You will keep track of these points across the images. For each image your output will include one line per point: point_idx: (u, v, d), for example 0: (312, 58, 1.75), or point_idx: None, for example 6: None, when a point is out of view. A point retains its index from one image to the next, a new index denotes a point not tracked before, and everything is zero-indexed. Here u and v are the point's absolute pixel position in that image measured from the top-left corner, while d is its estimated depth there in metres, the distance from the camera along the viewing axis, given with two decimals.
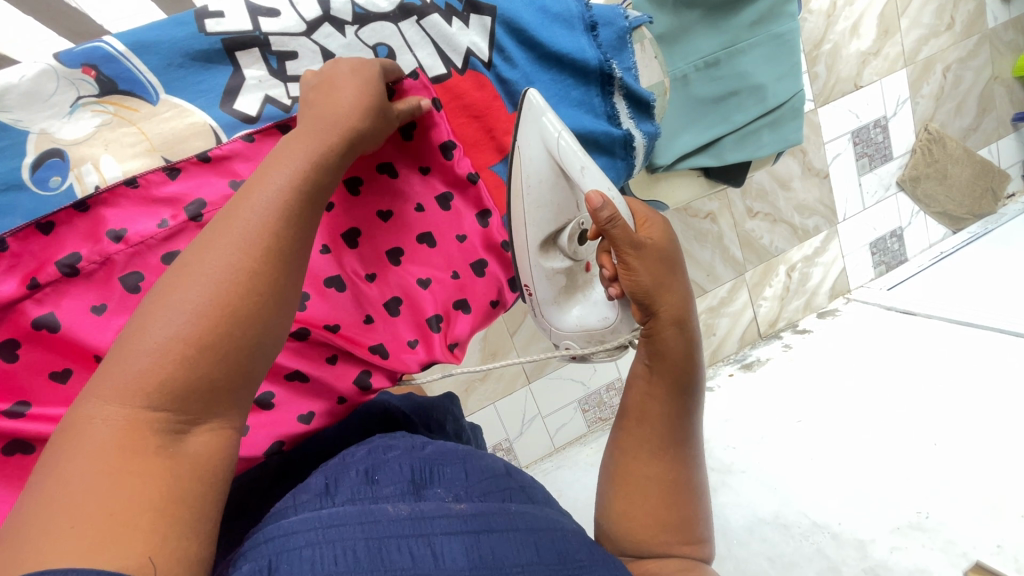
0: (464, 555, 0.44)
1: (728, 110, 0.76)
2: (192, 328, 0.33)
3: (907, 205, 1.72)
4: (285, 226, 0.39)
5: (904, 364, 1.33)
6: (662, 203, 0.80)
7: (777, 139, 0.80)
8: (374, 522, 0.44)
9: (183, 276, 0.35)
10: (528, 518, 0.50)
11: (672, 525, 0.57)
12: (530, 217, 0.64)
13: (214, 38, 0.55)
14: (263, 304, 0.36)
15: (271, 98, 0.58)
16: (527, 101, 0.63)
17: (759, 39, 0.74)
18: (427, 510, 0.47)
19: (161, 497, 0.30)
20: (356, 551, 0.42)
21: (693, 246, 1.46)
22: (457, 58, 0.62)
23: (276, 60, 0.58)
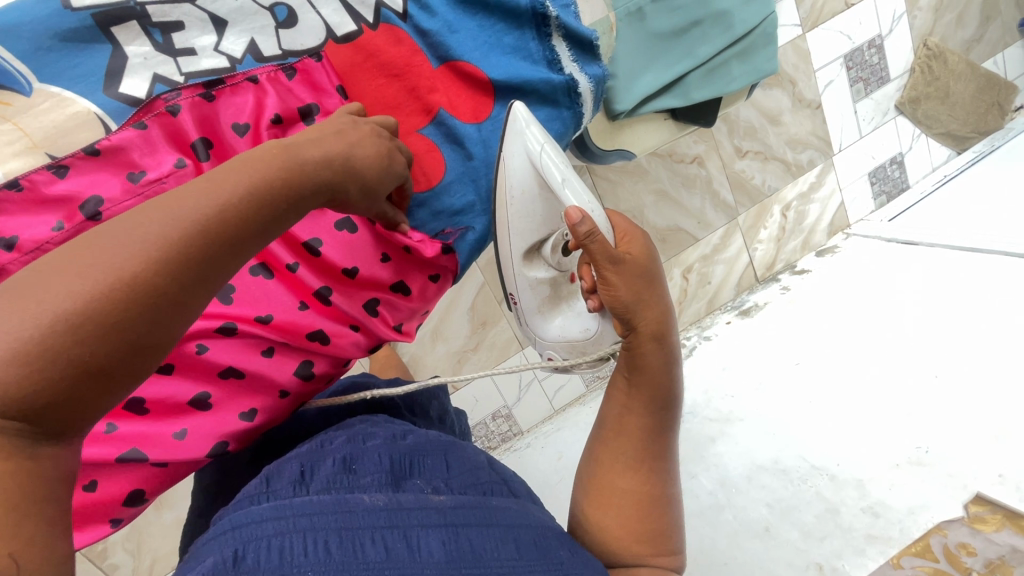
0: (442, 550, 0.44)
1: (688, 43, 0.70)
2: (58, 332, 0.31)
3: (907, 129, 1.63)
4: (197, 254, 0.37)
5: (908, 297, 1.29)
6: (628, 153, 0.75)
7: (748, 70, 0.73)
8: (350, 512, 0.43)
9: (74, 274, 0.33)
10: (509, 513, 0.50)
11: (646, 536, 0.56)
12: (514, 227, 0.64)
13: (82, 13, 0.51)
14: (148, 334, 0.35)
15: (159, 77, 0.54)
16: (512, 114, 0.60)
17: None
18: (404, 501, 0.46)
19: (16, 499, 0.30)
20: (329, 543, 0.41)
21: (681, 193, 1.40)
22: (367, 11, 0.58)
23: (160, 34, 0.54)
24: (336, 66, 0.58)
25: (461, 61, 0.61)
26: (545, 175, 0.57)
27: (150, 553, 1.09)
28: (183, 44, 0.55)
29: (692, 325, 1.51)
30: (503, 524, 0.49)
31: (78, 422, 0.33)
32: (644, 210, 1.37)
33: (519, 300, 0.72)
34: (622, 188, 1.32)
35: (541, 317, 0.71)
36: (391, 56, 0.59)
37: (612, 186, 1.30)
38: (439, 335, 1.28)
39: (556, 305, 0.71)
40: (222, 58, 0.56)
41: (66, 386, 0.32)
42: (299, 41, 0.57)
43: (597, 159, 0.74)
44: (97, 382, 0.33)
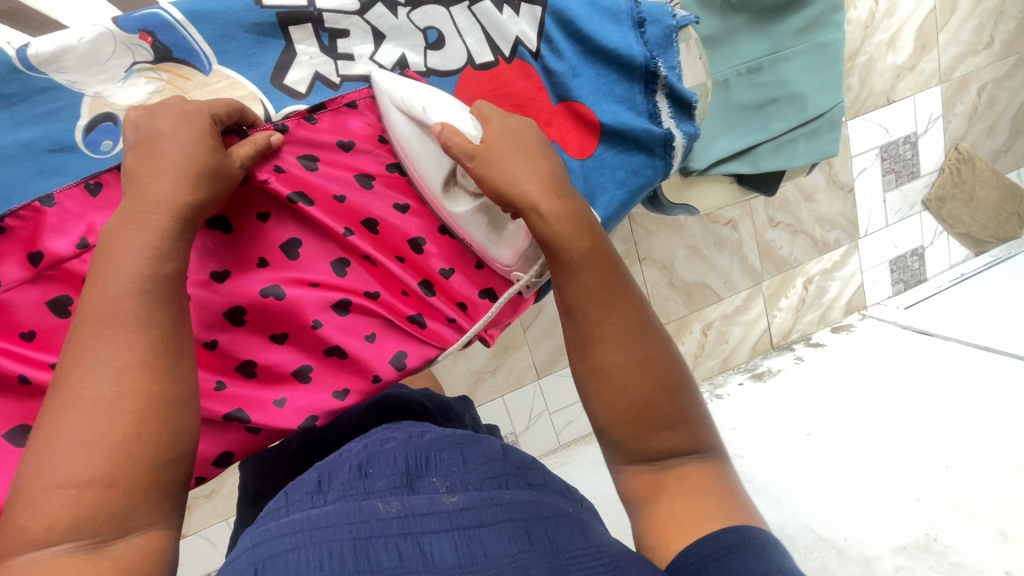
0: (451, 552, 0.42)
1: (765, 117, 0.75)
2: (92, 443, 0.39)
3: (931, 224, 1.70)
4: (143, 335, 0.43)
5: (919, 387, 1.33)
6: (692, 209, 0.79)
7: (813, 149, 0.78)
8: (362, 521, 0.43)
9: (61, 422, 0.40)
10: (525, 508, 0.47)
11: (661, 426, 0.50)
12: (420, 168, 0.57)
13: (269, 11, 0.57)
14: (147, 419, 0.41)
15: (320, 76, 0.59)
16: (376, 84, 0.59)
17: (802, 47, 0.74)
18: (416, 505, 0.45)
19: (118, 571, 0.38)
20: (341, 553, 0.41)
21: (711, 252, 1.45)
22: (505, 46, 0.63)
23: (327, 37, 0.59)
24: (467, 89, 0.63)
25: (577, 102, 0.65)
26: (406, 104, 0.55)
27: None
28: (346, 49, 0.60)
29: (704, 381, 1.53)
30: (516, 518, 0.45)
31: (140, 518, 0.40)
32: (675, 262, 1.41)
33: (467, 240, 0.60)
34: (658, 238, 1.37)
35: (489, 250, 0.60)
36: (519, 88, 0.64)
37: (648, 234, 1.35)
38: (462, 353, 1.30)
39: (503, 222, 0.59)
40: (374, 66, 0.61)
41: (121, 468, 0.40)
42: (442, 62, 0.63)
43: (665, 211, 0.78)
44: (137, 475, 0.40)
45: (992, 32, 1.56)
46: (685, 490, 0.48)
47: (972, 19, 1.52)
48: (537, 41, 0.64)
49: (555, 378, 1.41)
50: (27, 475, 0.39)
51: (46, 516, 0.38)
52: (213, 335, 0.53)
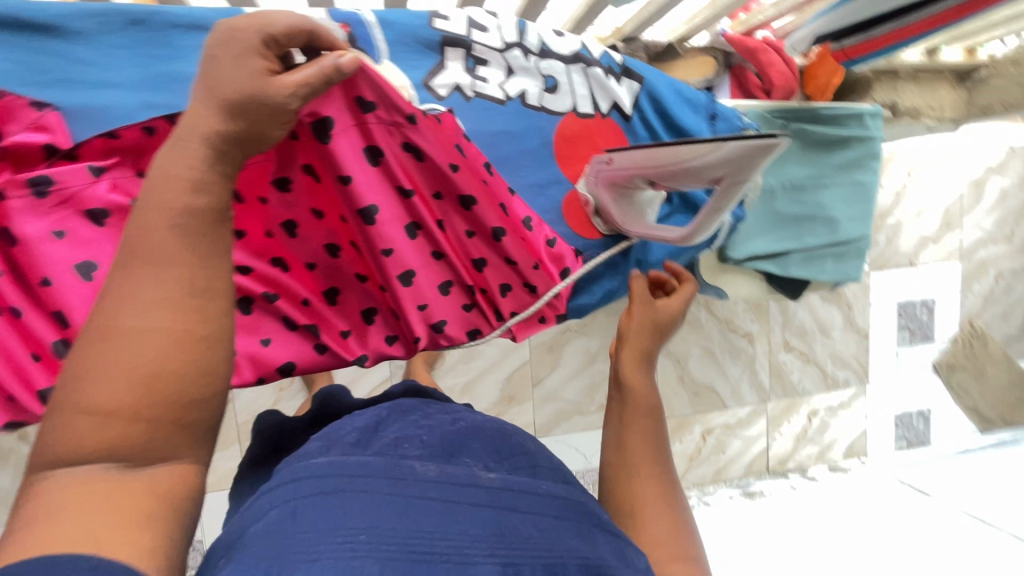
0: (486, 526, 0.42)
1: (802, 230, 0.85)
2: (121, 367, 0.33)
3: (939, 390, 1.74)
4: (178, 263, 0.35)
5: (907, 543, 1.33)
6: (723, 293, 0.87)
7: (838, 269, 0.88)
8: (402, 478, 0.43)
9: (90, 350, 0.33)
10: (556, 502, 0.47)
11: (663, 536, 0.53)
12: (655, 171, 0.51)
13: (436, 32, 0.58)
14: (175, 349, 0.35)
15: (457, 88, 0.58)
16: (726, 148, 0.42)
17: (841, 180, 0.85)
18: (454, 475, 0.45)
19: (142, 504, 0.34)
20: (382, 505, 0.41)
21: (725, 358, 1.51)
22: (604, 105, 0.65)
23: (472, 63, 0.59)
24: (566, 129, 0.64)
25: None
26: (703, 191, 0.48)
27: None
28: (482, 75, 0.60)
29: (694, 487, 1.53)
30: (547, 513, 0.46)
31: (166, 449, 0.35)
32: (689, 360, 1.48)
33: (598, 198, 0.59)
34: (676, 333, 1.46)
35: (625, 231, 0.60)
36: (603, 144, 0.66)
37: None
38: (469, 389, 1.35)
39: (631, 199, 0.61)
40: (500, 93, 0.60)
41: (152, 399, 0.34)
42: (554, 108, 0.63)
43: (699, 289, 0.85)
44: (170, 404, 0.35)
45: (1013, 229, 1.71)
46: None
47: (996, 213, 1.67)
48: (630, 109, 0.67)
49: (550, 442, 1.42)
50: (59, 391, 0.33)
51: (72, 443, 0.33)
52: (308, 262, 0.57)
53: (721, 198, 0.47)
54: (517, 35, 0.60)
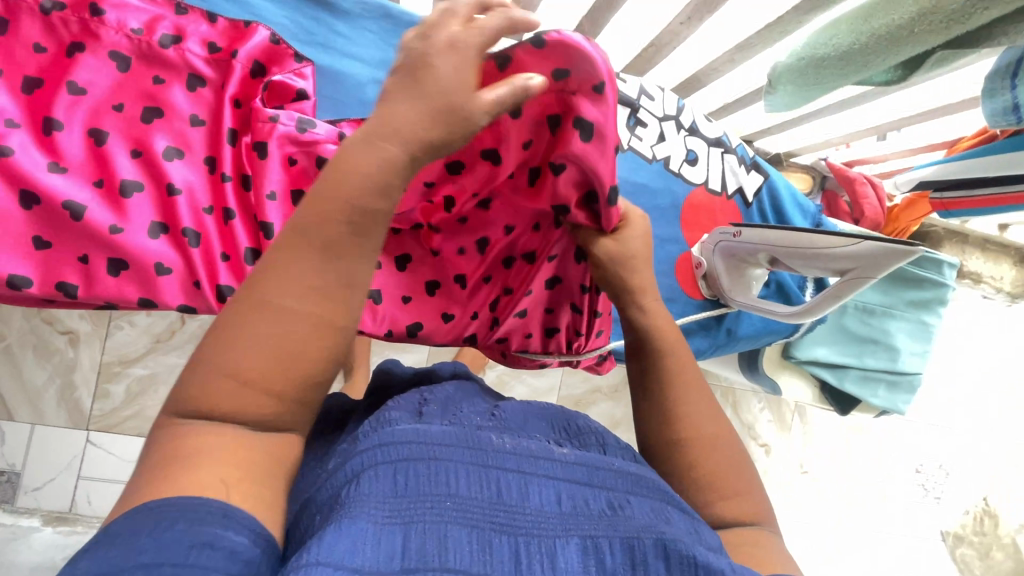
0: (563, 503, 0.34)
1: (863, 351, 0.90)
2: (266, 325, 0.29)
3: None
4: (333, 216, 0.30)
5: None
6: (778, 387, 0.93)
7: (889, 398, 0.92)
8: (478, 448, 0.34)
9: (235, 320, 0.29)
10: (631, 479, 0.37)
11: (728, 491, 0.42)
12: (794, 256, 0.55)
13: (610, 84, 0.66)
14: (315, 319, 0.30)
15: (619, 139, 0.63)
16: (888, 252, 0.47)
17: (909, 315, 0.90)
18: (533, 449, 0.36)
19: (258, 472, 0.29)
20: (459, 477, 0.32)
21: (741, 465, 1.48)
22: (731, 186, 0.70)
23: (633, 121, 0.65)
24: (695, 199, 0.69)
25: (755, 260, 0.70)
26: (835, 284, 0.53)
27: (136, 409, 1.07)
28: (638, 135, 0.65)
29: None
30: (632, 495, 0.36)
31: (287, 419, 0.30)
32: None
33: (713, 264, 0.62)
34: None
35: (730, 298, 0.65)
36: (723, 221, 0.70)
37: None
38: None
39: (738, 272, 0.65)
40: (649, 153, 0.66)
41: (289, 369, 0.29)
42: (691, 178, 0.69)
43: (756, 378, 0.92)
44: (298, 375, 0.30)
45: None
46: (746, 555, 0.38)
47: None
48: (751, 197, 0.71)
49: None
50: (200, 349, 0.30)
51: (211, 400, 0.29)
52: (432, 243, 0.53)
53: (843, 287, 0.52)
54: (675, 111, 0.67)
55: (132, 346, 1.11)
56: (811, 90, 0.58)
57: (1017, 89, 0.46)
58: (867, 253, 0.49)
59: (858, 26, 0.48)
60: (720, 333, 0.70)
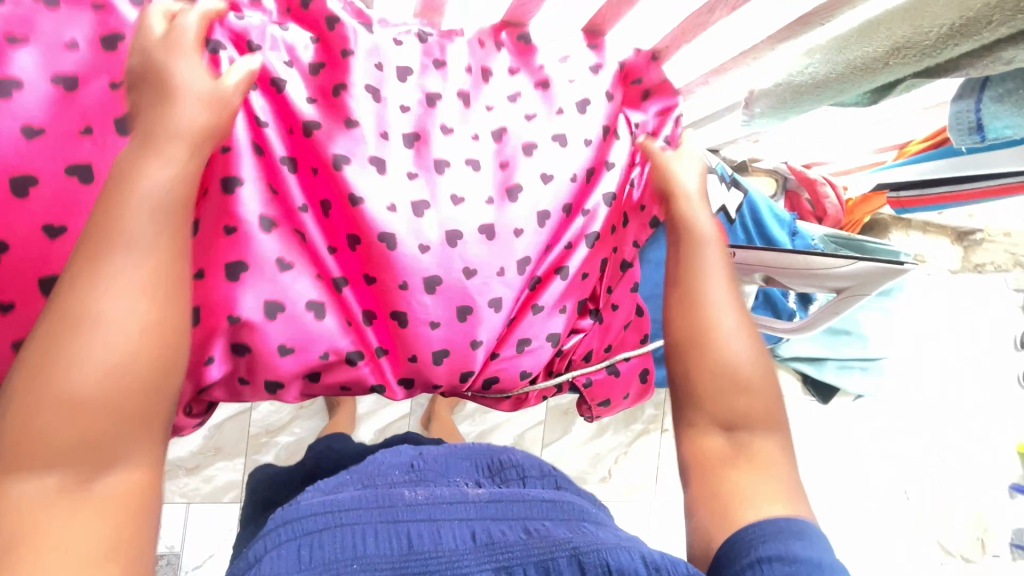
0: (476, 539, 0.39)
1: (837, 342, 0.95)
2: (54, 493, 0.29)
3: None
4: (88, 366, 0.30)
5: None
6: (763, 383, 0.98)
7: (866, 383, 0.97)
8: (393, 505, 0.41)
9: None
10: (546, 505, 0.43)
11: (751, 396, 0.39)
12: (795, 278, 0.57)
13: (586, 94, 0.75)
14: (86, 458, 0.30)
15: (610, 168, 0.66)
16: (892, 271, 0.50)
17: (873, 305, 0.97)
18: (444, 495, 0.42)
19: None
20: (377, 534, 0.38)
21: None
22: (715, 205, 0.72)
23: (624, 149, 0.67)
24: None
25: None
26: (839, 300, 0.56)
27: None
28: (629, 163, 0.67)
29: None
30: (535, 514, 0.42)
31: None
32: None
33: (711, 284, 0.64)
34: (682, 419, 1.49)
35: None
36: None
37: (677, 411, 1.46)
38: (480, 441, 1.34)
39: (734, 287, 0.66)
40: (640, 179, 0.68)
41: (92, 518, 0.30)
42: None
43: None
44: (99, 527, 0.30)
45: None
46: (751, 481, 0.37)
47: None
48: (734, 214, 0.74)
49: None
50: None
51: None
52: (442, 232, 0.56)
53: (841, 303, 0.56)
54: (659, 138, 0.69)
55: None
56: (791, 112, 0.61)
57: (982, 106, 0.51)
58: (869, 269, 0.56)
59: (834, 56, 0.51)
60: None
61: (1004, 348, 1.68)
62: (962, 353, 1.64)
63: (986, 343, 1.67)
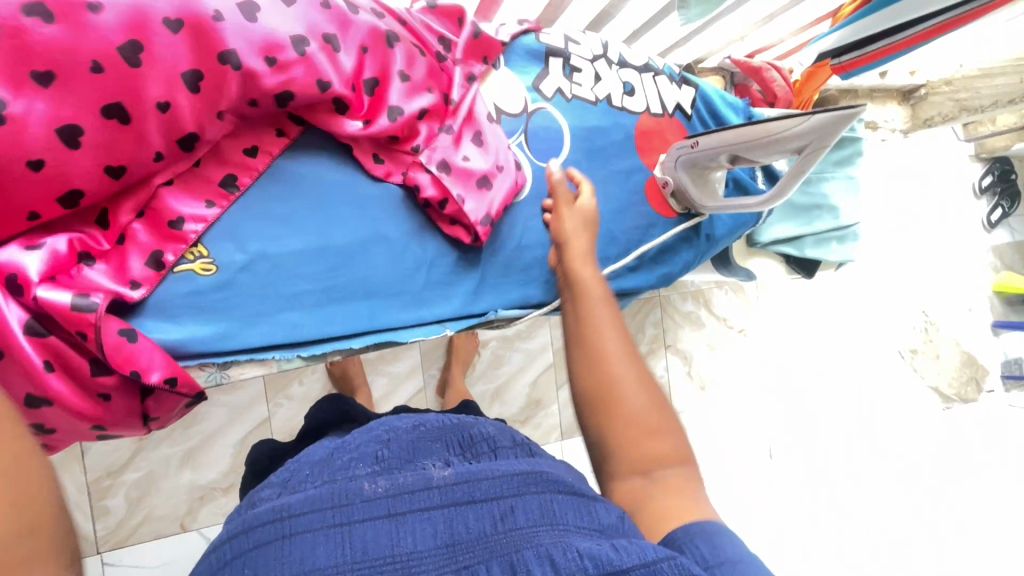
0: (439, 534, 0.38)
1: (810, 218, 0.99)
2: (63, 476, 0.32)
3: (907, 376, 1.73)
4: None
5: None
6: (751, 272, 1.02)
7: (843, 250, 1.02)
8: (346, 504, 0.39)
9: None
10: (516, 480, 0.41)
11: (653, 430, 0.49)
12: (756, 148, 0.59)
13: (542, 44, 0.67)
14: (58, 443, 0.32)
15: (560, 91, 0.67)
16: (844, 118, 0.52)
17: (839, 175, 1.00)
18: (405, 483, 0.40)
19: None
20: (323, 542, 0.37)
21: (725, 352, 1.56)
22: (669, 105, 0.74)
23: (568, 70, 0.68)
24: (644, 126, 0.72)
25: None
26: (798, 163, 0.58)
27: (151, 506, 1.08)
28: (578, 81, 0.68)
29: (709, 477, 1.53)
30: (499, 495, 0.40)
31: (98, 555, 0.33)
32: (694, 355, 1.53)
33: (683, 175, 0.67)
34: (683, 331, 1.53)
35: (702, 205, 0.69)
36: (674, 138, 0.74)
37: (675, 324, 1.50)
38: (498, 396, 1.39)
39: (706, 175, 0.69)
40: (591, 94, 0.69)
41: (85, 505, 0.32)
42: (632, 105, 0.71)
43: (731, 271, 0.99)
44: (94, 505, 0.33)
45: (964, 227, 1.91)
46: (675, 502, 0.46)
47: None
48: (689, 109, 0.75)
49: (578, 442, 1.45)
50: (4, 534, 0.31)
51: None
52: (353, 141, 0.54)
53: (803, 163, 0.57)
54: (601, 50, 0.70)
55: (115, 454, 1.08)
56: None
57: None
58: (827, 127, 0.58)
59: None
60: (701, 241, 0.75)
61: (963, 196, 1.77)
62: (926, 210, 1.71)
63: (946, 196, 1.74)
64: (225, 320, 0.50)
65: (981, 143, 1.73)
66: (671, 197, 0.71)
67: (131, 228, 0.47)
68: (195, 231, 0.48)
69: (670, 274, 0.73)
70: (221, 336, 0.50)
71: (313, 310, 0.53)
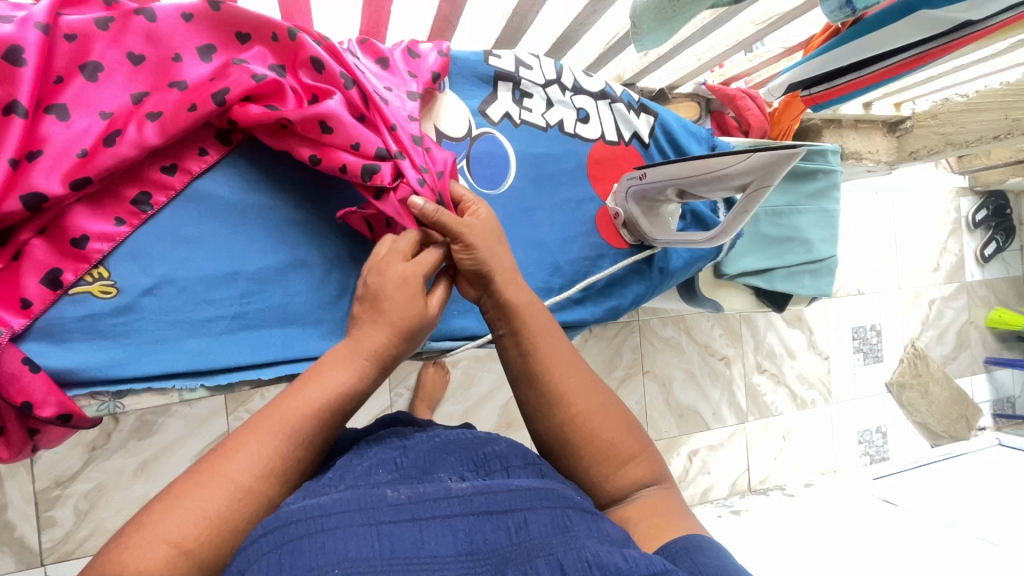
0: (459, 541, 0.35)
1: (782, 250, 0.96)
2: (228, 509, 0.35)
3: (893, 410, 1.69)
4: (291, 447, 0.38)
5: (901, 529, 1.32)
6: (720, 304, 0.99)
7: (815, 285, 0.99)
8: (374, 507, 0.35)
9: (189, 489, 0.35)
10: (532, 493, 0.38)
11: (625, 458, 0.45)
12: (700, 184, 0.57)
13: (490, 67, 0.65)
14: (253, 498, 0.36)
15: (508, 115, 0.65)
16: (786, 157, 0.49)
17: (812, 208, 0.97)
18: (428, 489, 0.37)
19: None
20: (356, 541, 0.33)
21: (704, 380, 1.51)
22: (625, 133, 0.72)
23: (518, 95, 0.67)
24: (597, 154, 0.70)
25: None
26: (743, 201, 0.55)
27: (92, 523, 1.03)
28: (528, 107, 0.67)
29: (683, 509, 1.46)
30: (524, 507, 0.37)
31: None
32: (673, 383, 1.48)
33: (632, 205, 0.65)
34: (661, 356, 1.47)
35: (653, 237, 0.67)
36: (628, 167, 0.72)
37: (653, 350, 1.46)
38: (467, 418, 1.35)
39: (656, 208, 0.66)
40: (542, 120, 0.68)
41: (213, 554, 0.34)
42: (585, 132, 0.70)
43: (697, 302, 0.96)
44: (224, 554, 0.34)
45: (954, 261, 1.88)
46: (654, 518, 0.42)
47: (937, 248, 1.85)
48: (647, 138, 0.73)
49: None
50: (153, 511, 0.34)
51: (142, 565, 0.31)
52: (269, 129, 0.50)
53: (747, 201, 0.55)
54: (555, 75, 0.69)
55: (63, 465, 1.01)
56: (673, 22, 0.60)
57: None
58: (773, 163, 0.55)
59: None
60: (653, 274, 0.72)
61: (954, 229, 1.73)
62: (914, 242, 1.68)
63: (936, 229, 1.71)
64: (124, 346, 0.48)
65: (976, 176, 1.72)
66: (621, 228, 0.69)
67: (29, 245, 0.44)
68: (100, 250, 0.47)
69: (618, 308, 0.70)
70: (119, 362, 0.48)
71: (219, 338, 0.52)
